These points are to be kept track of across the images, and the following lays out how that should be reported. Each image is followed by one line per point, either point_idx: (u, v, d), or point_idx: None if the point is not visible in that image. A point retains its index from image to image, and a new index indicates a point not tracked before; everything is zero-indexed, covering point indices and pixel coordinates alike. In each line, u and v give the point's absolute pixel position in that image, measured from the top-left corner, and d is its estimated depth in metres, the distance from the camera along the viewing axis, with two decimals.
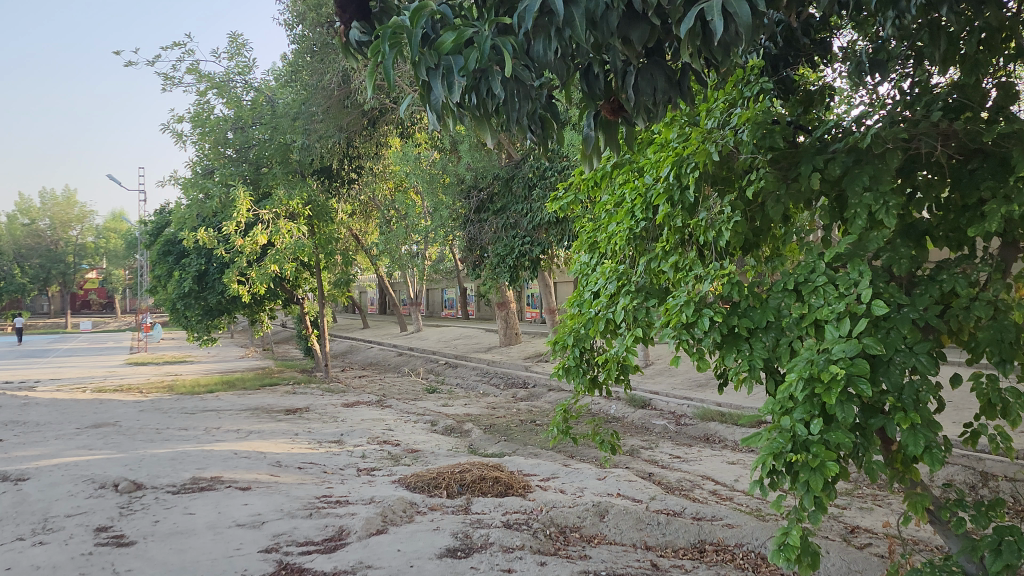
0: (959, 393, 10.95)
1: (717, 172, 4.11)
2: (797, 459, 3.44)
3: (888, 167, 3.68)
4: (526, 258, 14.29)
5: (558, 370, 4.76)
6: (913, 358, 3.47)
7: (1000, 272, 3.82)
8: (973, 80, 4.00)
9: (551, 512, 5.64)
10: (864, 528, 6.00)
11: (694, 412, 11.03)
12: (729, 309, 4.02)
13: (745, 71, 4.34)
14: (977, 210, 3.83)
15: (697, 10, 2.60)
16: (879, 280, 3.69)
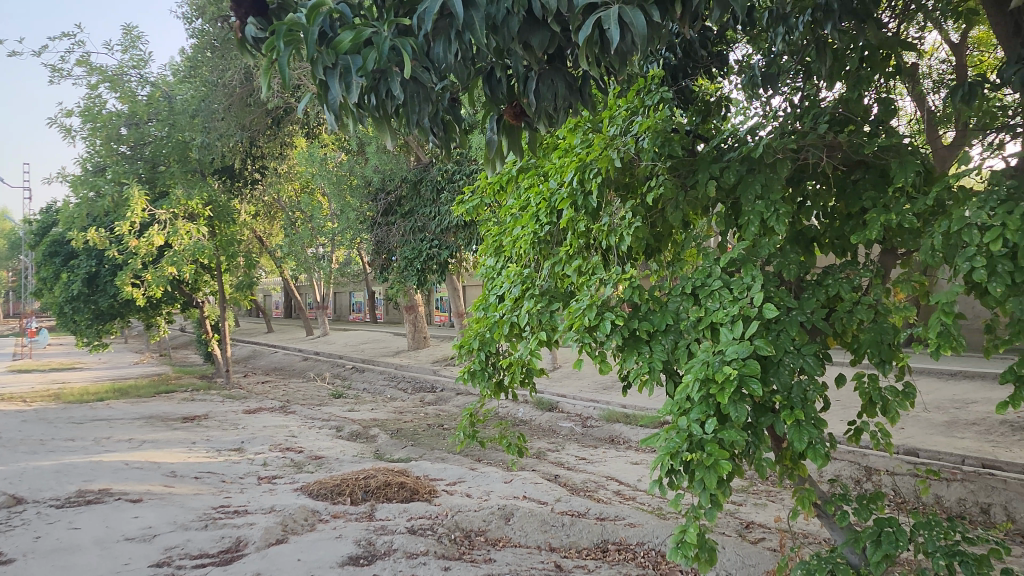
0: (847, 392, 11.50)
1: (620, 178, 4.21)
2: (692, 458, 3.53)
3: (779, 176, 3.84)
4: (434, 262, 14.21)
5: (463, 375, 4.73)
6: (800, 359, 3.70)
7: (881, 278, 4.04)
8: (857, 94, 4.19)
9: (456, 517, 5.62)
10: (759, 524, 6.22)
11: (600, 413, 11.21)
12: (630, 312, 4.09)
13: (647, 81, 4.47)
14: (860, 219, 4.05)
15: (595, 18, 2.66)
16: (771, 284, 3.86)
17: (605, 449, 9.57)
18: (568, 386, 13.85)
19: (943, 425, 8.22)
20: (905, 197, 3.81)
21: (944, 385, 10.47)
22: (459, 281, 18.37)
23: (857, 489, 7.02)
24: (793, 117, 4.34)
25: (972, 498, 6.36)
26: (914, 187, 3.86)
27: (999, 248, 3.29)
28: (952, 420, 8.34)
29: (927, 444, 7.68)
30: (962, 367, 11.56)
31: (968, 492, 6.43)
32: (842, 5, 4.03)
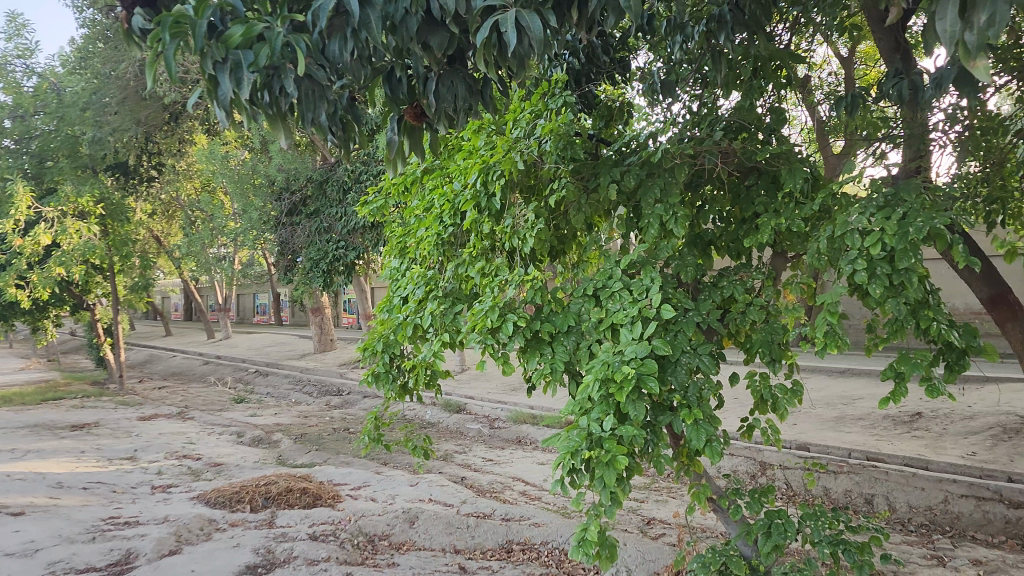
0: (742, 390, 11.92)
1: (524, 180, 4.25)
2: (591, 456, 3.59)
3: (677, 180, 3.96)
4: (341, 263, 13.99)
5: (367, 378, 4.68)
6: (696, 358, 3.81)
7: (772, 281, 4.20)
8: (750, 103, 4.37)
9: (360, 521, 5.54)
10: (659, 520, 6.35)
11: (507, 414, 11.26)
12: (533, 314, 4.13)
13: (551, 85, 4.49)
14: (753, 223, 4.21)
15: (492, 20, 2.67)
16: (669, 286, 3.98)
17: (511, 450, 9.61)
18: (475, 388, 13.83)
19: (831, 421, 8.59)
20: (794, 202, 3.99)
21: (833, 382, 10.94)
22: (367, 283, 18.10)
23: (751, 484, 7.27)
24: (690, 125, 4.47)
25: (857, 489, 6.64)
26: (803, 193, 4.04)
27: (878, 251, 3.48)
28: (840, 416, 8.73)
29: (816, 438, 8.03)
30: (849, 365, 12.11)
31: (853, 483, 6.71)
32: (733, 17, 4.24)
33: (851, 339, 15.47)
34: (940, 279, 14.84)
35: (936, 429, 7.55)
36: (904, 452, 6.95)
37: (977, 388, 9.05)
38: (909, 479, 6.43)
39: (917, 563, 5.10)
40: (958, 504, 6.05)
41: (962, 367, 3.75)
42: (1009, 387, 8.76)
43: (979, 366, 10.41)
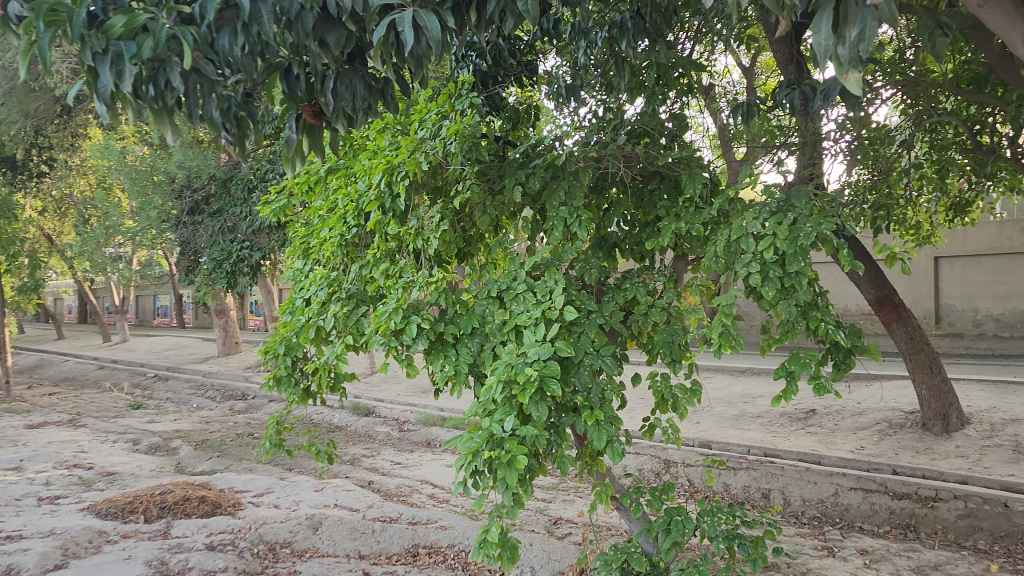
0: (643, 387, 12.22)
1: (428, 180, 4.22)
2: (493, 458, 3.60)
3: (581, 183, 4.04)
4: (246, 264, 13.63)
5: (268, 382, 4.56)
6: (598, 360, 3.88)
7: (674, 283, 4.30)
8: (652, 109, 4.47)
9: (261, 529, 5.40)
10: (565, 519, 6.39)
11: (416, 416, 11.18)
12: (437, 316, 4.11)
13: (458, 86, 4.45)
14: (654, 227, 4.30)
15: (389, 19, 2.66)
16: (572, 288, 4.04)
17: (420, 453, 9.55)
18: (385, 390, 13.69)
19: (731, 419, 8.85)
20: (693, 207, 4.09)
21: (733, 381, 11.29)
22: (274, 284, 17.66)
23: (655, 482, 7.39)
24: (595, 129, 4.54)
25: (755, 484, 6.83)
26: (702, 198, 4.15)
27: (771, 255, 3.61)
28: (740, 414, 9.01)
29: (716, 434, 8.28)
30: (748, 364, 12.52)
31: (751, 479, 6.88)
32: (635, 24, 4.30)
33: (748, 339, 16.01)
34: (831, 280, 15.52)
35: (828, 425, 7.89)
36: (799, 447, 7.21)
37: (865, 384, 9.49)
38: (803, 473, 6.56)
39: (809, 554, 5.31)
40: (848, 496, 6.24)
41: (849, 366, 3.93)
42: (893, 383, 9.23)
43: (866, 363, 10.95)
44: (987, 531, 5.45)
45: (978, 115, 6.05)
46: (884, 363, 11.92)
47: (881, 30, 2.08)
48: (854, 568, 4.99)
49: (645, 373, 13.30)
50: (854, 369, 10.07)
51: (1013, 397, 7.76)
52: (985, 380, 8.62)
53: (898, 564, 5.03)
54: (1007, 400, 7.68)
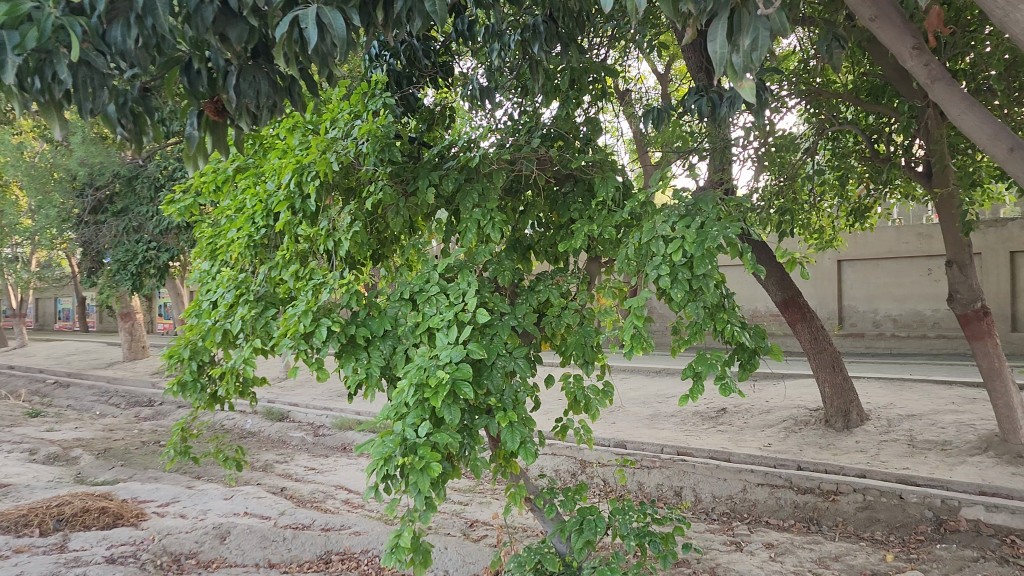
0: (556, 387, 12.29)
1: (339, 180, 4.16)
2: (405, 462, 3.57)
3: (494, 185, 4.06)
4: (153, 265, 13.21)
5: (172, 388, 4.42)
6: (511, 362, 3.91)
7: (587, 285, 4.34)
8: (566, 113, 4.52)
9: (165, 540, 5.21)
10: (481, 521, 6.37)
11: (331, 420, 10.98)
12: (349, 318, 4.05)
13: (371, 86, 4.40)
14: (568, 229, 4.35)
15: (291, 16, 2.63)
16: (485, 290, 4.06)
17: (335, 458, 9.39)
18: (300, 393, 13.42)
19: (646, 419, 9.00)
20: (606, 209, 4.14)
21: (648, 382, 11.49)
22: (183, 285, 17.07)
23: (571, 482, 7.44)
24: (510, 132, 4.54)
25: (668, 482, 6.96)
26: (614, 201, 4.21)
27: (680, 258, 3.69)
28: (654, 414, 9.16)
29: (631, 433, 8.41)
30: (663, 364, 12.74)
31: (664, 477, 7.00)
32: (547, 28, 4.39)
33: (661, 339, 16.35)
34: (740, 281, 15.99)
35: (737, 423, 8.11)
36: (709, 446, 7.39)
37: (773, 383, 9.80)
38: (714, 471, 6.75)
39: (718, 549, 5.44)
40: (755, 492, 6.41)
41: (754, 365, 4.05)
42: (799, 382, 9.56)
43: (773, 362, 11.31)
44: (883, 522, 5.64)
45: (876, 125, 6.34)
46: (789, 363, 12.28)
47: (771, 40, 2.16)
48: (761, 562, 5.15)
49: (559, 374, 13.35)
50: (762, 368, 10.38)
51: (908, 394, 8.15)
52: (883, 377, 9.01)
53: (801, 557, 5.21)
54: (903, 396, 8.05)
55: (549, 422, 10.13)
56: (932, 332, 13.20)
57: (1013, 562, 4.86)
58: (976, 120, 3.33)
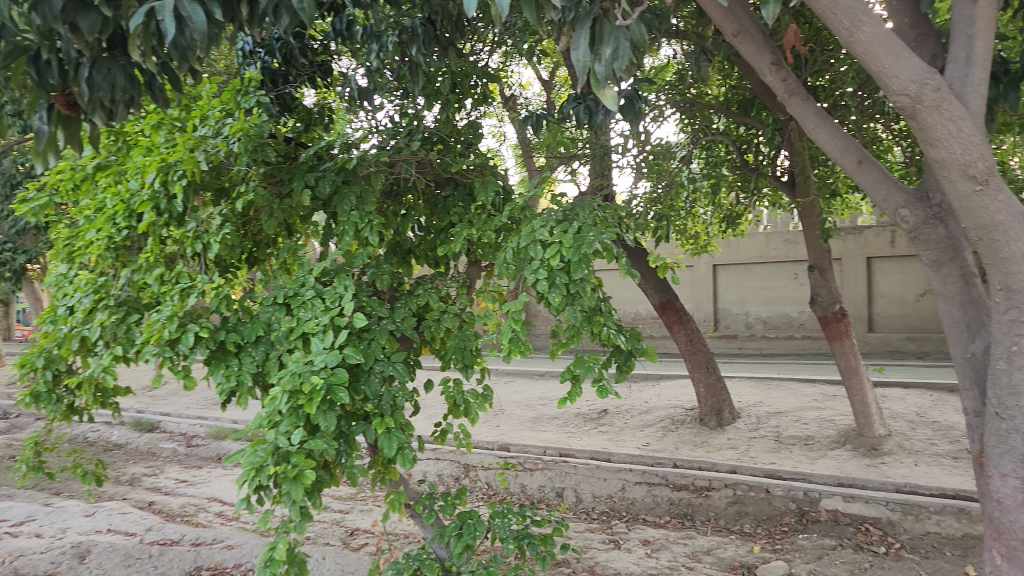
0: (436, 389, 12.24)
1: (209, 180, 4.00)
2: (277, 471, 3.47)
3: (373, 188, 4.02)
4: (8, 267, 12.54)
5: (23, 399, 4.14)
6: (389, 366, 3.87)
7: (466, 288, 4.36)
8: (447, 117, 4.49)
9: (16, 563, 4.86)
10: (362, 529, 6.26)
11: (205, 429, 10.56)
12: (219, 324, 3.90)
13: (244, 83, 4.25)
14: (447, 233, 4.35)
15: (147, 6, 2.54)
16: (363, 294, 4.02)
17: (209, 469, 9.02)
18: (172, 402, 12.83)
19: (529, 422, 9.08)
20: (485, 214, 4.17)
21: (530, 384, 11.61)
22: (41, 289, 16.04)
23: (453, 486, 7.42)
24: (391, 134, 4.47)
25: (549, 484, 7.04)
26: (494, 206, 4.24)
27: (558, 262, 3.73)
28: (537, 417, 9.26)
29: (514, 435, 8.46)
30: (546, 366, 12.88)
31: (547, 479, 7.08)
32: (425, 31, 4.53)
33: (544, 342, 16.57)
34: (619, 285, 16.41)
35: (617, 424, 8.30)
36: (591, 446, 7.53)
37: (651, 384, 10.09)
38: (594, 471, 6.88)
39: (596, 548, 5.56)
40: (633, 490, 6.58)
41: (629, 367, 4.12)
42: (675, 383, 9.88)
43: (651, 363, 11.66)
44: (751, 516, 5.90)
45: (745, 136, 6.63)
46: (667, 364, 12.70)
47: (631, 51, 2.29)
48: (637, 559, 5.28)
49: (440, 379, 13.26)
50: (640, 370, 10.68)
51: (776, 392, 8.57)
52: (752, 377, 9.44)
53: (675, 552, 5.38)
54: (770, 395, 8.46)
55: (427, 422, 10.09)
56: (799, 333, 13.95)
57: (867, 549, 5.18)
58: (829, 134, 3.55)
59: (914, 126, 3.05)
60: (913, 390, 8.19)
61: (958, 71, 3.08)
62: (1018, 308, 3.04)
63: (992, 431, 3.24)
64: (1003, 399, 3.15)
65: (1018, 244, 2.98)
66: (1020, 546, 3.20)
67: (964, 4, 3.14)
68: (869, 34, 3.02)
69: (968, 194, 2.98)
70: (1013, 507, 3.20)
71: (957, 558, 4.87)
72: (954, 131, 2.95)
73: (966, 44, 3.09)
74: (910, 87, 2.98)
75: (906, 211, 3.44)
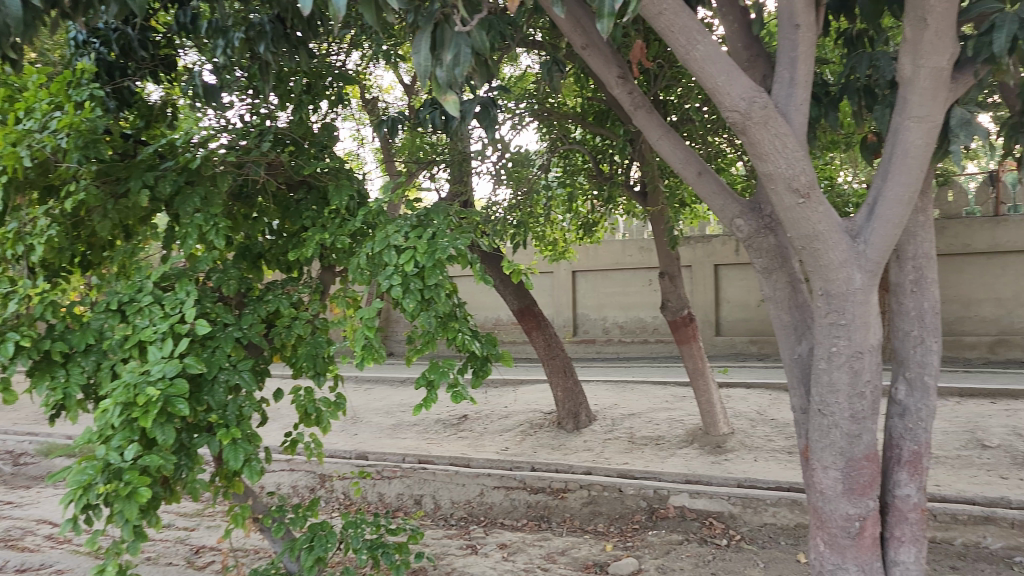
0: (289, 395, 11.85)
1: (34, 177, 3.71)
2: (108, 489, 3.26)
3: (219, 190, 3.87)
4: None
5: None
6: (235, 375, 3.71)
7: (319, 294, 4.26)
8: (300, 117, 4.38)
9: None
10: (209, 546, 5.98)
11: (33, 446, 9.74)
12: (43, 332, 3.62)
13: (76, 74, 3.98)
14: (299, 237, 4.23)
15: None
16: (207, 300, 3.84)
17: (38, 489, 8.33)
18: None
19: (388, 429, 8.96)
20: (339, 218, 4.08)
21: (389, 391, 11.46)
22: None
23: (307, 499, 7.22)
24: (241, 134, 4.30)
25: (408, 491, 6.98)
26: (349, 210, 4.17)
27: (411, 268, 3.70)
28: (396, 424, 9.15)
29: (371, 443, 8.33)
30: (405, 373, 12.75)
31: (405, 487, 7.03)
32: (273, 29, 4.33)
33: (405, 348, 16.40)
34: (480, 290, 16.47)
35: (477, 429, 8.33)
36: (449, 452, 7.52)
37: (510, 389, 10.20)
38: (452, 477, 6.85)
39: (453, 553, 5.57)
40: (491, 495, 6.62)
41: (486, 372, 4.13)
42: (533, 388, 10.03)
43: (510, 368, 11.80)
44: (604, 515, 6.08)
45: (601, 146, 6.83)
46: (527, 368, 12.89)
47: (472, 58, 2.40)
48: (494, 563, 5.33)
49: (289, 389, 12.82)
50: (498, 375, 10.77)
51: (629, 395, 8.87)
52: (607, 381, 9.72)
53: (531, 554, 5.46)
54: (625, 398, 8.74)
55: (279, 430, 9.76)
56: (652, 338, 14.53)
57: (710, 542, 5.47)
58: (670, 147, 3.71)
59: (745, 142, 3.24)
60: (755, 390, 8.69)
61: (783, 91, 3.30)
62: (836, 312, 3.28)
63: (815, 427, 3.47)
64: (824, 397, 3.39)
65: (836, 252, 3.22)
66: (840, 533, 3.46)
67: (787, 27, 3.33)
68: (704, 52, 3.17)
69: (792, 207, 3.19)
70: (834, 496, 3.44)
71: (790, 546, 5.23)
72: (780, 146, 3.16)
73: (789, 65, 3.31)
74: (741, 104, 3.16)
75: (741, 221, 3.64)
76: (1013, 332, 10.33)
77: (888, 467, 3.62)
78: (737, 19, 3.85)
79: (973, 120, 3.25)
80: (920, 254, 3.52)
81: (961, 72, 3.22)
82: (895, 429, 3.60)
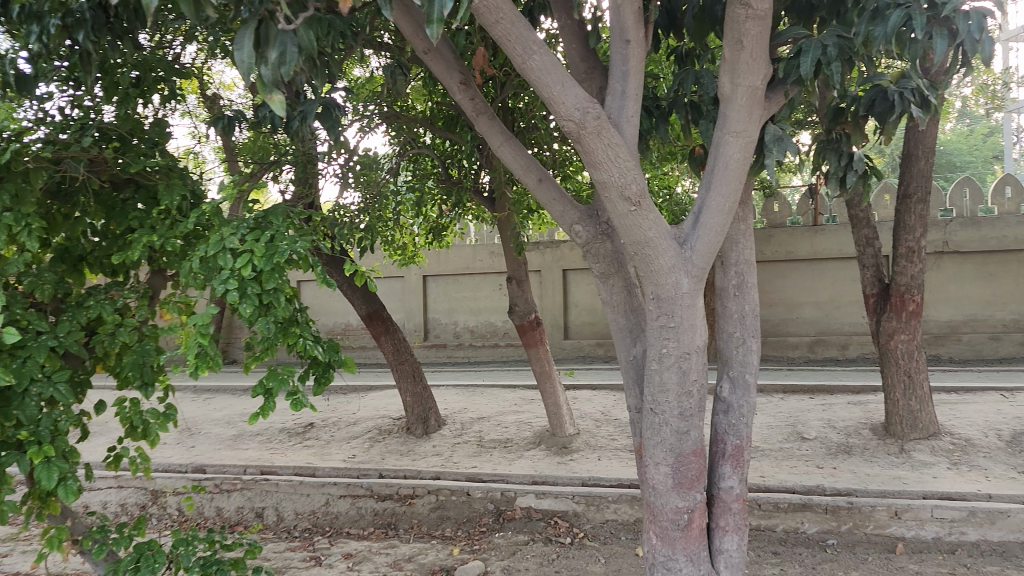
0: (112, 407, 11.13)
1: None
2: None
3: (33, 187, 3.56)
4: None
5: None
6: (50, 388, 3.43)
7: (148, 299, 4.01)
8: (127, 111, 4.11)
9: None
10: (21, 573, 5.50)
11: None
12: None
13: None
14: (125, 239, 3.97)
15: None
16: (17, 305, 3.53)
17: None
18: None
19: (228, 440, 8.58)
20: (170, 219, 3.85)
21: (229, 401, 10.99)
22: None
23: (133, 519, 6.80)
24: (59, 127, 3.99)
25: (249, 504, 6.74)
26: (181, 211, 3.96)
27: (249, 272, 3.52)
28: (237, 434, 8.78)
29: (207, 456, 7.96)
30: (247, 381, 12.25)
31: (245, 500, 6.77)
32: (95, 17, 4.03)
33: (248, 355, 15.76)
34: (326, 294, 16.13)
35: (323, 437, 8.14)
36: (293, 462, 7.26)
37: (357, 395, 10.04)
38: (296, 487, 6.65)
39: (296, 567, 5.43)
40: (337, 504, 6.48)
41: (328, 379, 3.98)
42: (381, 393, 9.92)
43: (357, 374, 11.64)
44: (452, 519, 6.10)
45: (450, 151, 6.88)
46: (376, 373, 12.76)
47: (298, 57, 2.39)
48: None
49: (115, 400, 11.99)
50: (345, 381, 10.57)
51: (478, 399, 8.95)
52: (456, 385, 9.77)
53: (377, 562, 5.40)
54: (474, 401, 8.81)
55: (100, 445, 9.14)
56: (502, 342, 14.74)
57: (555, 540, 5.61)
58: (511, 153, 3.78)
59: (580, 150, 3.35)
60: (599, 391, 9.00)
61: (616, 102, 3.44)
62: (665, 315, 3.44)
63: (648, 425, 3.62)
64: (655, 396, 3.55)
65: (664, 258, 3.38)
66: (670, 526, 3.63)
67: (618, 41, 3.47)
68: (540, 62, 3.25)
69: (625, 214, 3.32)
70: (664, 491, 3.61)
71: (629, 541, 5.45)
72: (613, 155, 3.29)
73: (621, 79, 3.45)
74: (576, 114, 3.26)
75: (580, 228, 3.75)
76: (830, 333, 11.27)
77: (714, 461, 3.84)
78: (574, 33, 3.99)
79: (784, 136, 3.50)
80: (741, 260, 3.75)
81: (773, 92, 3.48)
82: (720, 425, 3.82)
